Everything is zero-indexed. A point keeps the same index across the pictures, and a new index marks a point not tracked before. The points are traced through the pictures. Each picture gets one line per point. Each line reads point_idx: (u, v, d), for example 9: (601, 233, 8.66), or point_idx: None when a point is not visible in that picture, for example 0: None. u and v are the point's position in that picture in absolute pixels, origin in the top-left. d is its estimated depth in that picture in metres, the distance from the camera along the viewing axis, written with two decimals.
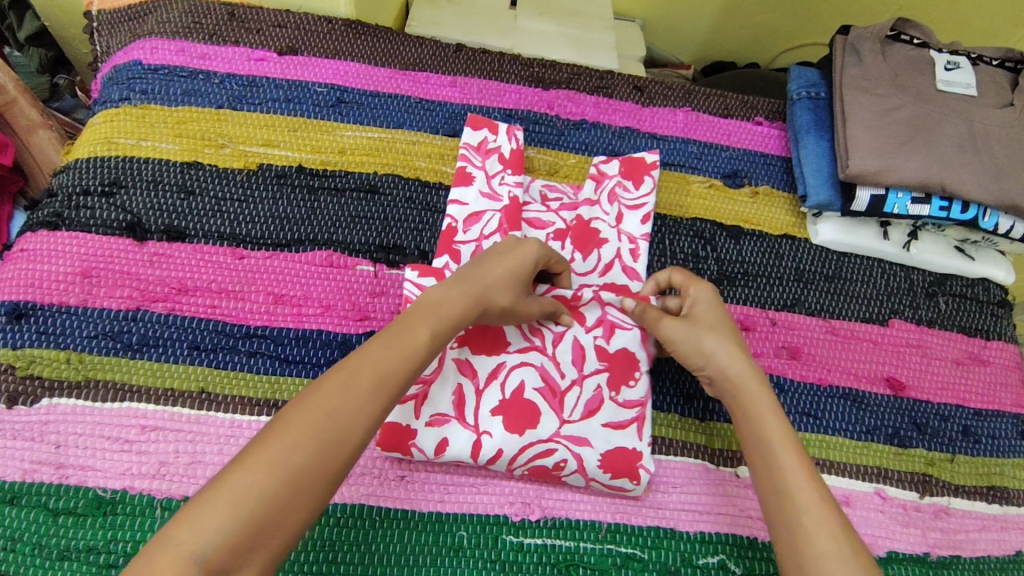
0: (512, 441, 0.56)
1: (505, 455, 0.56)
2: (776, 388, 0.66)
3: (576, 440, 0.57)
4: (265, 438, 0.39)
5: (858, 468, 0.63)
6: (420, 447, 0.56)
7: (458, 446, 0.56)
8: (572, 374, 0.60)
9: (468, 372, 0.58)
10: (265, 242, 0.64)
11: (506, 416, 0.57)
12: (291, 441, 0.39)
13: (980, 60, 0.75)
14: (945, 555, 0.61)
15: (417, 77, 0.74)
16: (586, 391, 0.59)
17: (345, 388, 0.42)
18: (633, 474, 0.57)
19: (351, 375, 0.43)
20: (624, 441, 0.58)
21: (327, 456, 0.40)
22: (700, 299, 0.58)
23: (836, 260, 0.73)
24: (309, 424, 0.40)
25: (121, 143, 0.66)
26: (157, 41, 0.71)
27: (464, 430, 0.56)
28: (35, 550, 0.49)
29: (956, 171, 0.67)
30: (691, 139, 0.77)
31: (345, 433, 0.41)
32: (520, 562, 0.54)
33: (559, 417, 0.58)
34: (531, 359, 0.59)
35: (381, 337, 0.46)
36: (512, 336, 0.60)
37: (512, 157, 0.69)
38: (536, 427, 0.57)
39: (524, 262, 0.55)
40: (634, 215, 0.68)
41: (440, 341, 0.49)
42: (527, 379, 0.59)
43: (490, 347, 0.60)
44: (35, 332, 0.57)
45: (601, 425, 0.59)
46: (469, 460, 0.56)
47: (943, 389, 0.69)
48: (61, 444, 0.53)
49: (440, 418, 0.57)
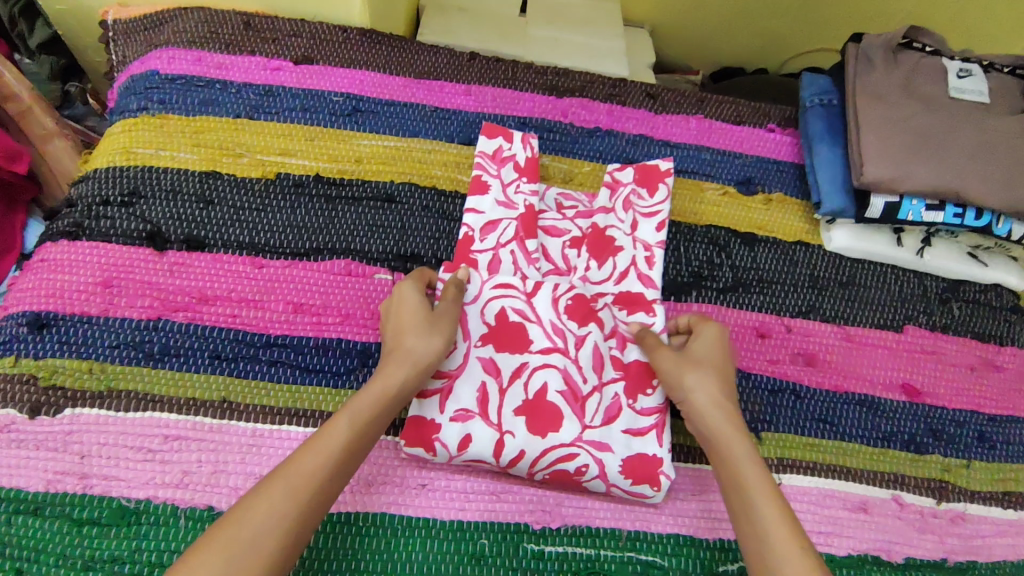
0: (535, 443, 0.56)
1: (527, 457, 0.56)
2: (792, 395, 0.66)
3: (598, 445, 0.57)
4: (180, 564, 0.40)
5: (874, 475, 0.64)
6: (444, 444, 0.56)
7: (480, 446, 0.56)
8: (593, 380, 0.60)
9: (492, 371, 0.59)
10: (284, 251, 0.64)
11: (529, 418, 0.57)
12: (204, 562, 0.40)
13: (991, 67, 0.75)
14: (961, 561, 0.62)
15: (432, 86, 0.75)
16: (606, 398, 0.60)
17: (260, 499, 0.43)
18: (654, 481, 0.57)
19: (265, 487, 0.44)
20: (644, 448, 0.58)
21: (239, 571, 0.40)
22: (704, 335, 0.59)
23: (849, 267, 0.73)
24: (222, 540, 0.41)
25: (140, 154, 0.67)
26: (173, 51, 0.72)
27: (487, 429, 0.57)
28: (59, 561, 0.50)
29: (970, 179, 0.68)
30: (703, 146, 0.77)
31: (258, 546, 0.41)
32: (541, 570, 0.54)
33: (580, 422, 0.58)
34: (553, 361, 0.60)
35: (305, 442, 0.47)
36: (535, 336, 0.60)
37: (528, 164, 0.69)
38: (558, 431, 0.57)
39: (411, 300, 0.57)
40: (648, 224, 0.69)
41: (362, 419, 0.49)
42: (551, 382, 0.59)
43: (513, 345, 0.60)
44: (57, 342, 0.58)
45: (622, 431, 0.59)
46: (490, 460, 0.56)
47: (959, 395, 0.69)
48: (85, 454, 0.54)
49: (463, 414, 0.57)
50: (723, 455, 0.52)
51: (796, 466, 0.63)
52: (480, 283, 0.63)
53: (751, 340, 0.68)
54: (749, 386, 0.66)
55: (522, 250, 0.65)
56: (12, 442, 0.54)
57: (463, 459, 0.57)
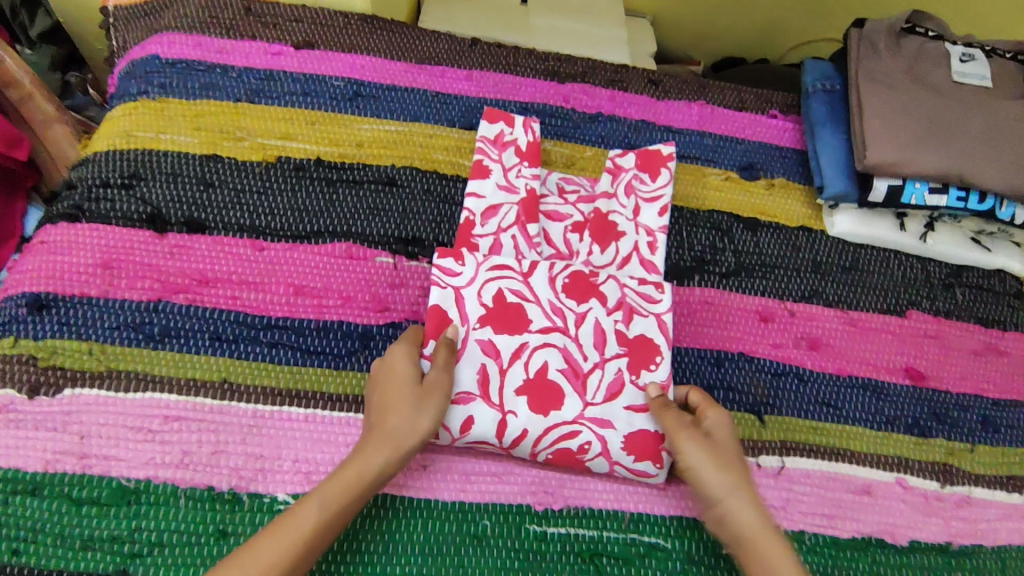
0: (537, 422, 0.56)
1: (530, 436, 0.56)
2: (795, 378, 0.66)
3: (600, 422, 0.57)
4: None
5: (878, 458, 0.63)
6: (446, 427, 0.55)
7: (483, 426, 0.56)
8: (594, 357, 0.59)
9: (492, 353, 0.58)
10: (284, 234, 0.64)
11: (531, 397, 0.57)
12: None
13: (994, 52, 0.75)
14: (967, 544, 0.61)
15: (433, 71, 0.75)
16: (609, 374, 0.59)
17: None
18: (657, 458, 0.57)
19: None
20: (647, 424, 0.58)
21: None
22: (723, 427, 0.57)
23: (852, 252, 0.73)
24: None
25: (139, 137, 0.66)
26: (174, 36, 0.72)
27: (489, 409, 0.56)
28: (58, 541, 0.50)
29: (973, 162, 0.67)
30: (706, 132, 0.77)
31: None
32: (543, 551, 0.54)
33: (582, 399, 0.57)
34: (553, 341, 0.59)
35: (267, 529, 0.47)
36: (534, 316, 0.60)
37: (529, 149, 0.69)
38: (560, 408, 0.57)
39: (399, 368, 0.55)
40: (651, 208, 0.68)
41: (332, 506, 0.48)
42: (551, 360, 0.58)
43: (512, 327, 0.59)
44: (55, 323, 0.57)
45: (624, 407, 0.58)
46: (493, 441, 0.56)
47: (963, 379, 0.69)
48: (84, 435, 0.53)
49: (464, 396, 0.56)
50: (762, 561, 0.50)
51: (799, 449, 0.62)
52: (475, 264, 0.61)
53: (754, 323, 0.68)
54: (753, 369, 0.65)
55: (524, 235, 0.64)
56: (10, 422, 0.53)
57: (465, 441, 0.56)
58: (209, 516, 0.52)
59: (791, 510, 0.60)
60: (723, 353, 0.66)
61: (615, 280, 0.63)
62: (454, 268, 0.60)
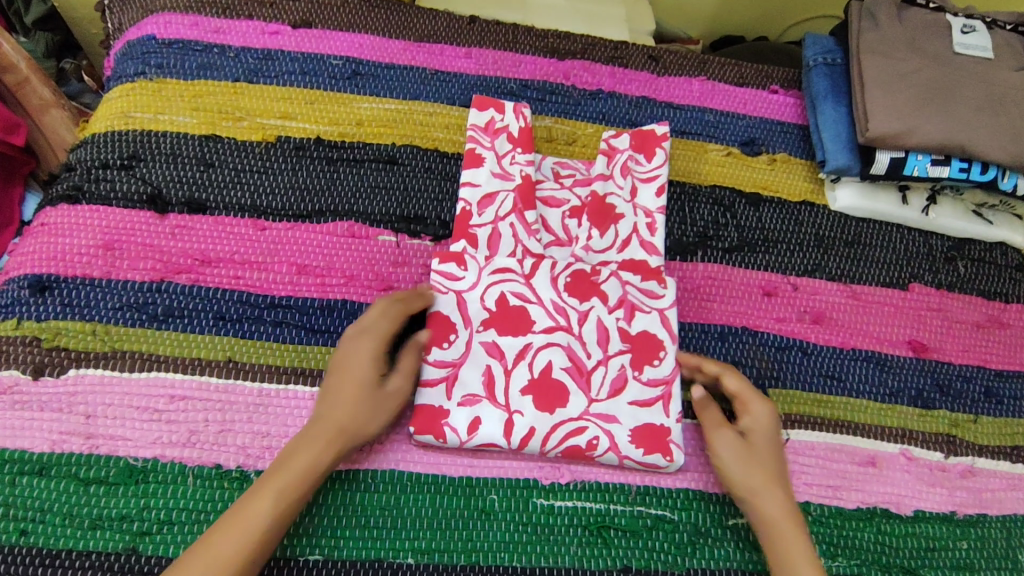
0: (544, 419, 0.56)
1: (538, 434, 0.55)
2: (799, 351, 0.66)
3: (606, 418, 0.57)
4: None
5: (881, 430, 0.64)
6: (453, 429, 0.55)
7: (490, 427, 0.55)
8: (598, 354, 0.58)
9: (496, 353, 0.57)
10: (287, 214, 0.63)
11: (537, 396, 0.56)
12: None
13: (995, 24, 0.75)
14: (971, 514, 0.62)
15: (432, 49, 0.74)
16: (612, 370, 0.58)
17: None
18: (666, 451, 0.56)
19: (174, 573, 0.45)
20: (652, 418, 0.57)
21: None
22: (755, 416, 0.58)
23: (854, 227, 0.73)
24: None
25: (137, 117, 0.66)
26: (170, 16, 0.71)
27: (495, 410, 0.56)
28: (67, 521, 0.50)
29: (976, 133, 0.67)
30: (707, 108, 0.77)
31: None
32: (552, 525, 0.55)
33: (587, 397, 0.57)
34: (557, 340, 0.58)
35: (224, 518, 0.48)
36: (537, 316, 0.59)
37: (521, 135, 0.66)
38: (565, 406, 0.56)
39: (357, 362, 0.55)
40: (647, 189, 0.66)
41: (288, 508, 0.49)
42: (555, 359, 0.58)
43: (513, 328, 0.58)
44: (59, 304, 0.57)
45: (628, 403, 0.57)
46: (502, 442, 0.55)
47: (966, 351, 0.69)
48: (90, 414, 0.53)
49: (471, 399, 0.56)
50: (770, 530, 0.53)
51: (804, 421, 0.63)
52: (477, 268, 0.60)
53: (758, 299, 0.68)
54: (757, 343, 0.66)
55: (522, 224, 0.62)
56: (16, 404, 0.53)
57: (475, 444, 0.55)
58: (217, 493, 0.52)
59: (796, 481, 0.60)
60: (727, 327, 0.66)
61: (617, 276, 0.62)
62: (455, 272, 0.59)
